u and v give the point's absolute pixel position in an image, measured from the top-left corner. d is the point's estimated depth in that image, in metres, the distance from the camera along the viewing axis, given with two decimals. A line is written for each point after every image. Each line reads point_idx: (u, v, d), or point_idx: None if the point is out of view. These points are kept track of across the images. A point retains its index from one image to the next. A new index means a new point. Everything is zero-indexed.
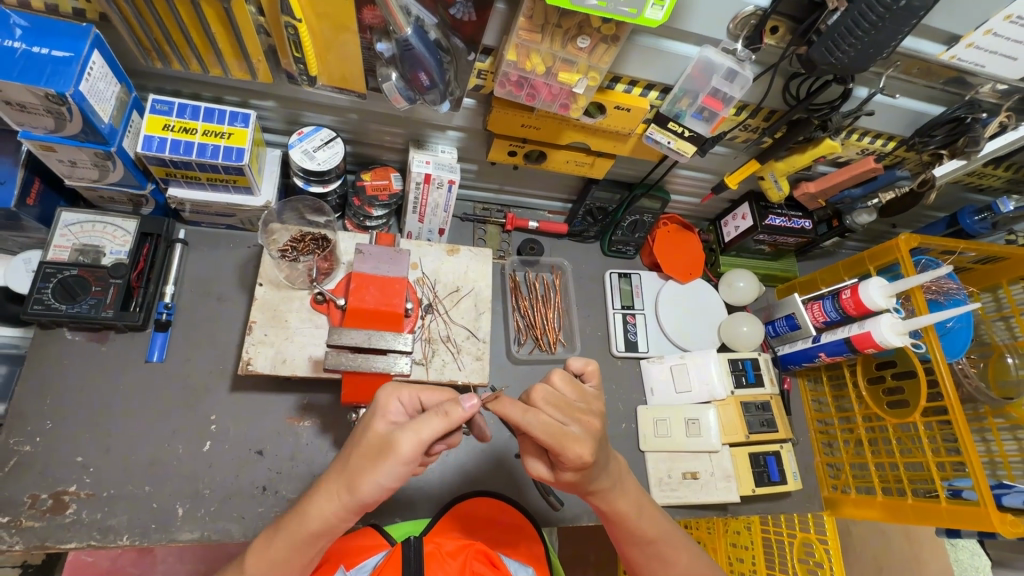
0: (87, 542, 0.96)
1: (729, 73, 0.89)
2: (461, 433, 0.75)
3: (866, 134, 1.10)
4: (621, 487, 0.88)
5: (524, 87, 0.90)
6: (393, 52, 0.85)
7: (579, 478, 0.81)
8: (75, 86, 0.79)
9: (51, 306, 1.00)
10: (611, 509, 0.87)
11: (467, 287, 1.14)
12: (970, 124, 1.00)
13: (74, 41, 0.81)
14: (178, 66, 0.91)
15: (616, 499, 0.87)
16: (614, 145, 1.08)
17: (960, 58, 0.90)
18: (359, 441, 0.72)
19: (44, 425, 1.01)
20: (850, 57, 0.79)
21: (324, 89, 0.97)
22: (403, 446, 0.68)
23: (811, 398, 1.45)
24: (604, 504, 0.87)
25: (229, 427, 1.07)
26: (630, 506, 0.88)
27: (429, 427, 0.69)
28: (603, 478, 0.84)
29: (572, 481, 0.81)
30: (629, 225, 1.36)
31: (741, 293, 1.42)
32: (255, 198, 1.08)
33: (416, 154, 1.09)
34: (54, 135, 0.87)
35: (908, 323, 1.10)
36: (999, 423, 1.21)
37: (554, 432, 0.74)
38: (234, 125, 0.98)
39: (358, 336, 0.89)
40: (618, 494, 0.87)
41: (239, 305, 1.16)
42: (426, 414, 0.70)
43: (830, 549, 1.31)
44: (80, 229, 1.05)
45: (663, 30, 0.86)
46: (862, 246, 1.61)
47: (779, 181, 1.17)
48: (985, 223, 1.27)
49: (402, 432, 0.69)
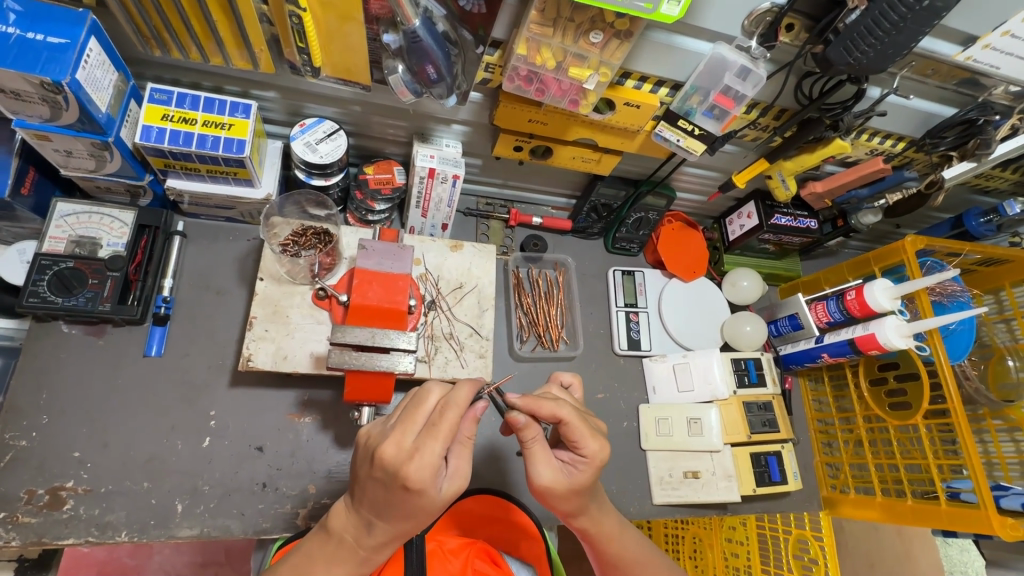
0: (85, 538, 0.95)
1: (742, 71, 0.87)
2: (470, 436, 0.74)
3: (876, 134, 1.09)
4: (608, 513, 0.90)
5: (533, 82, 0.88)
6: (400, 43, 0.82)
7: (589, 484, 0.81)
8: (72, 74, 0.77)
9: (47, 299, 0.98)
10: (597, 526, 0.88)
11: (469, 283, 1.12)
12: (982, 126, 1.00)
13: (71, 28, 0.78)
14: (178, 54, 0.89)
15: (607, 523, 0.89)
16: (622, 142, 1.06)
17: (976, 59, 0.89)
18: (370, 469, 0.69)
19: (40, 420, 0.99)
20: (869, 57, 0.78)
21: (327, 81, 0.94)
22: (418, 475, 0.66)
23: (811, 398, 1.44)
24: (594, 527, 0.88)
25: (228, 423, 1.06)
26: (613, 542, 0.89)
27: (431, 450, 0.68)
28: (593, 506, 0.86)
29: (580, 486, 0.80)
30: (633, 223, 1.35)
31: (743, 292, 1.41)
32: (255, 190, 1.06)
33: (420, 148, 1.08)
34: (50, 124, 0.85)
35: (913, 326, 1.10)
36: (997, 425, 1.22)
37: (579, 423, 0.79)
38: (235, 116, 0.95)
39: (361, 334, 0.87)
40: (602, 507, 0.89)
41: (239, 299, 1.14)
42: (438, 436, 0.68)
43: (825, 547, 1.33)
44: (76, 220, 1.03)
45: (678, 26, 0.84)
46: (865, 246, 1.60)
47: (787, 180, 1.16)
48: (990, 226, 1.26)
49: (416, 458, 0.67)
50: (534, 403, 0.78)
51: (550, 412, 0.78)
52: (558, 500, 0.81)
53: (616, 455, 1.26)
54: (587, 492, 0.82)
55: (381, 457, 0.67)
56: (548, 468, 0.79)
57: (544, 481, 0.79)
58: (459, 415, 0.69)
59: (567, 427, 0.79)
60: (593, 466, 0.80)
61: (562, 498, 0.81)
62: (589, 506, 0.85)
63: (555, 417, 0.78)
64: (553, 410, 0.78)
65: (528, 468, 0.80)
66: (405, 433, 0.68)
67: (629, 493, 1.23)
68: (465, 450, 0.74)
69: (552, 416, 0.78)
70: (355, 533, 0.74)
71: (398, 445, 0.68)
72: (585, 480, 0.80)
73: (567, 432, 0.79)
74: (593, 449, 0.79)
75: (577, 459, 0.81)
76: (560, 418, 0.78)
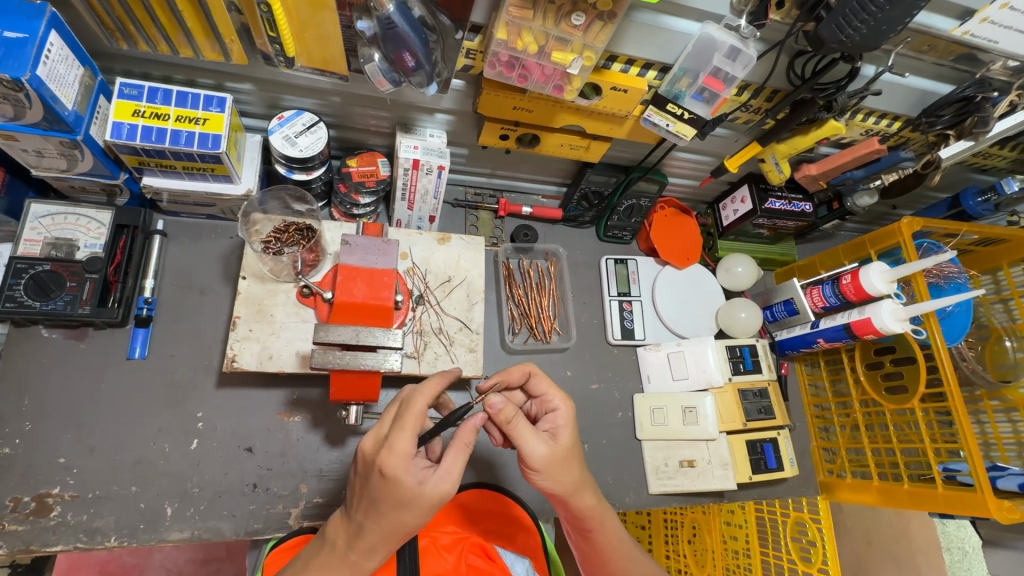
0: (74, 544, 0.94)
1: (731, 52, 0.84)
2: (467, 441, 0.74)
3: (871, 114, 1.06)
4: (607, 506, 0.89)
5: (515, 67, 0.85)
6: (375, 30, 0.79)
7: (575, 444, 0.84)
8: (31, 70, 0.74)
9: (24, 303, 0.96)
10: (598, 527, 0.87)
11: (458, 277, 1.10)
12: (980, 103, 0.97)
13: (29, 22, 0.75)
14: (146, 46, 0.86)
15: (609, 521, 0.88)
16: (611, 128, 1.03)
17: (973, 33, 0.86)
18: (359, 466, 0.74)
19: (23, 426, 0.98)
20: (864, 32, 0.75)
21: (303, 71, 0.91)
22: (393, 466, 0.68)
23: (808, 382, 1.43)
24: (597, 523, 0.86)
25: (216, 425, 1.05)
26: (609, 539, 0.88)
27: (457, 465, 0.73)
28: (591, 490, 0.85)
29: (570, 448, 0.83)
30: (625, 210, 1.33)
31: (738, 278, 1.39)
32: (235, 186, 1.03)
33: (404, 139, 1.04)
34: (14, 123, 0.82)
35: (909, 309, 1.08)
36: (994, 406, 1.20)
37: (544, 375, 0.88)
38: (209, 110, 0.92)
39: (345, 332, 0.85)
40: (602, 508, 0.87)
41: (224, 297, 1.12)
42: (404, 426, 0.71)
43: (822, 528, 1.36)
44: (51, 221, 1.01)
45: (663, 5, 0.82)
46: (862, 227, 1.58)
47: (780, 163, 1.13)
48: (988, 205, 1.23)
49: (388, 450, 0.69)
50: (504, 373, 0.87)
51: (520, 371, 0.87)
52: (557, 478, 0.81)
53: (611, 446, 1.25)
54: (578, 457, 0.84)
55: (364, 451, 0.73)
56: (539, 438, 0.80)
57: (541, 452, 0.79)
58: (424, 402, 0.72)
59: (536, 379, 0.88)
60: (568, 419, 0.86)
61: (557, 473, 0.81)
62: (588, 490, 0.85)
63: (525, 374, 0.88)
64: (522, 367, 0.88)
65: (521, 446, 0.79)
66: (402, 435, 0.70)
67: (624, 483, 1.23)
68: (459, 452, 0.74)
69: (521, 375, 0.88)
70: (348, 538, 0.73)
71: (378, 437, 0.74)
72: (569, 438, 0.84)
73: (535, 387, 0.88)
74: (561, 400, 0.87)
75: (556, 424, 0.86)
76: (530, 373, 0.88)
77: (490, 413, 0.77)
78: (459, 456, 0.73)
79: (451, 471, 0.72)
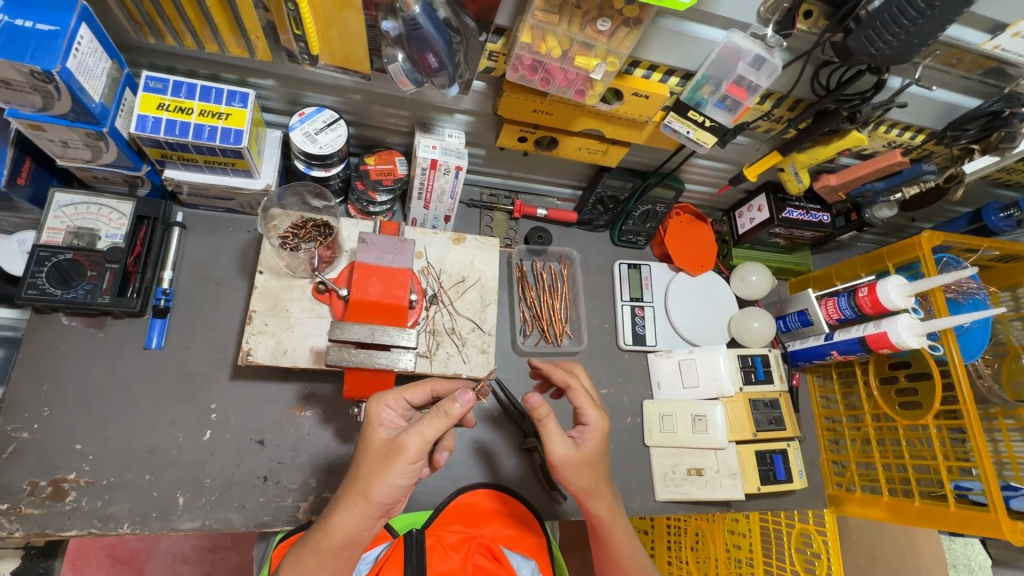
0: (88, 530, 0.95)
1: (756, 60, 0.84)
2: (448, 411, 0.73)
3: (894, 126, 1.05)
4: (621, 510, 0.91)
5: (538, 71, 0.85)
6: (400, 31, 0.79)
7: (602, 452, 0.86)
8: (62, 62, 0.75)
9: (46, 291, 0.98)
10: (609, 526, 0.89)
11: (472, 278, 1.10)
12: (1007, 118, 0.94)
13: (60, 15, 0.76)
14: (173, 41, 0.87)
15: (621, 522, 0.90)
16: (630, 132, 1.03)
17: (1004, 48, 0.85)
18: None
19: (42, 412, 0.99)
20: (893, 46, 0.74)
21: (326, 69, 0.92)
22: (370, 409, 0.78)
23: (819, 394, 1.42)
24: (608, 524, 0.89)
25: (230, 416, 1.06)
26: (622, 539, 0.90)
27: (431, 426, 0.73)
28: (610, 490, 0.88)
29: (597, 456, 0.85)
30: (640, 215, 1.32)
31: (752, 287, 1.37)
32: (254, 181, 1.04)
33: (422, 138, 1.04)
34: (43, 114, 0.83)
35: (927, 325, 1.07)
36: (1009, 425, 1.17)
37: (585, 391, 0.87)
38: (231, 105, 0.93)
39: (361, 330, 0.86)
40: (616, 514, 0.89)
41: (240, 290, 1.13)
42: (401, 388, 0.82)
43: (829, 541, 1.34)
44: (73, 210, 1.02)
45: (690, 13, 0.81)
46: (878, 239, 1.56)
47: (799, 173, 1.12)
48: (1010, 221, 1.21)
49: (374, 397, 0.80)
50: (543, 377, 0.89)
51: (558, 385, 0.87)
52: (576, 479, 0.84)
53: (620, 453, 1.24)
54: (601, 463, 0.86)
55: None
56: (565, 441, 0.82)
57: (566, 456, 0.81)
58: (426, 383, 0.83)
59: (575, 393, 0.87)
60: (602, 430, 0.86)
61: (579, 474, 0.84)
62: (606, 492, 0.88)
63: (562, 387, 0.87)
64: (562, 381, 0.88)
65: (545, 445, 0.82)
66: None
67: (631, 488, 1.22)
68: (437, 420, 0.73)
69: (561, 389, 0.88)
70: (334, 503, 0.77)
71: None
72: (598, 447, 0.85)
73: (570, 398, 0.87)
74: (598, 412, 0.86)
75: (585, 430, 0.86)
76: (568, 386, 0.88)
77: (527, 407, 0.79)
78: (436, 423, 0.73)
79: (420, 428, 0.73)
